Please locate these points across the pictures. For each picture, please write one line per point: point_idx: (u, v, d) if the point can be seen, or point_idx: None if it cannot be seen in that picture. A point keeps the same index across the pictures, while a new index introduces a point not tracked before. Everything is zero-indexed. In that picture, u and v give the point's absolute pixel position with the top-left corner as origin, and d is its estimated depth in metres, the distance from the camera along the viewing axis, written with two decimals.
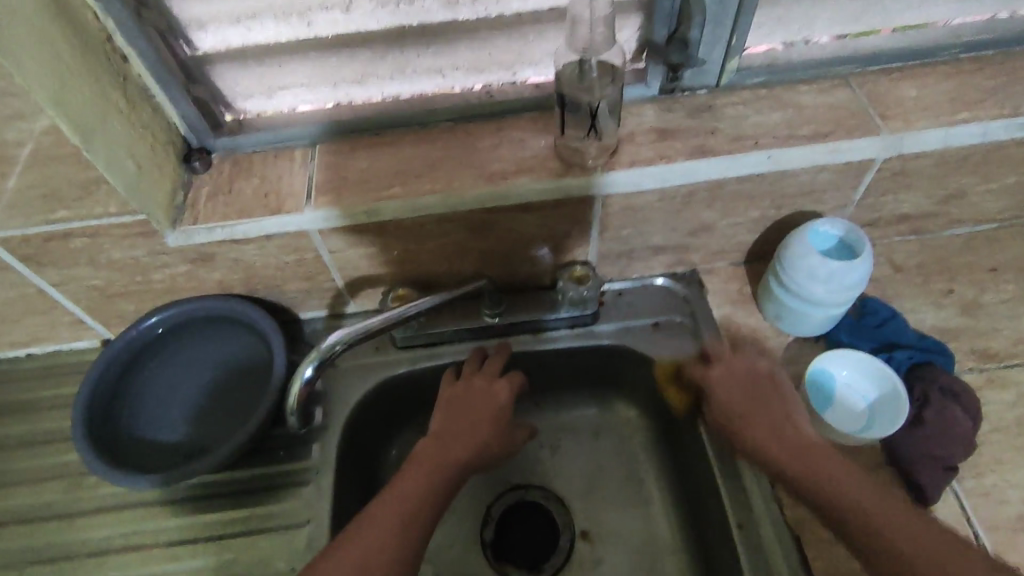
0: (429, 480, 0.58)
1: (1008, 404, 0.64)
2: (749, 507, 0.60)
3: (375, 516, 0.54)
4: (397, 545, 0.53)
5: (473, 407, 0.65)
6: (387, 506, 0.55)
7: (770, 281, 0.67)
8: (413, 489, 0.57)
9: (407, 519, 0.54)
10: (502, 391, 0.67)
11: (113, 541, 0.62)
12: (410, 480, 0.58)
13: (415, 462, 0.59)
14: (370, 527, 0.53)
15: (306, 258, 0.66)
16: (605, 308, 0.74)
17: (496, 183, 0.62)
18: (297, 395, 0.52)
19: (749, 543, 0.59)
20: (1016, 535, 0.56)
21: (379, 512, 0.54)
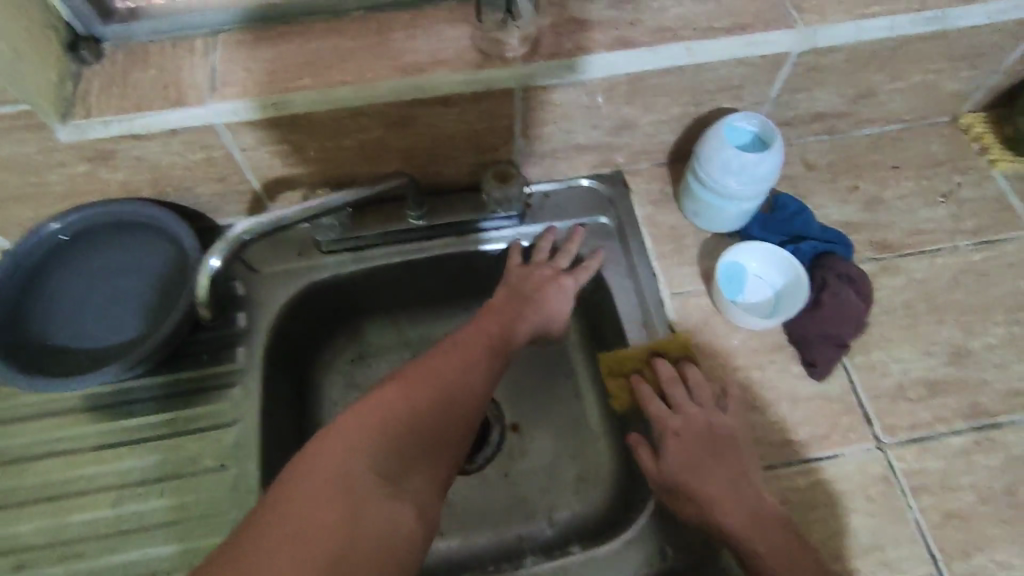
0: (510, 325, 0.65)
1: (897, 289, 0.69)
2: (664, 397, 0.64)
3: (462, 343, 0.60)
4: (479, 371, 0.59)
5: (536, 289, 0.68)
6: (470, 338, 0.61)
7: (688, 177, 0.69)
8: (495, 328, 0.64)
9: (494, 350, 0.61)
10: (569, 283, 0.69)
11: (31, 449, 0.61)
12: (491, 321, 0.64)
13: (493, 311, 0.66)
14: (398, 385, 0.54)
15: (216, 156, 0.63)
16: (532, 210, 0.74)
17: (413, 75, 0.60)
18: (208, 283, 0.54)
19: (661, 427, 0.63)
20: (894, 401, 0.62)
21: (465, 344, 0.60)
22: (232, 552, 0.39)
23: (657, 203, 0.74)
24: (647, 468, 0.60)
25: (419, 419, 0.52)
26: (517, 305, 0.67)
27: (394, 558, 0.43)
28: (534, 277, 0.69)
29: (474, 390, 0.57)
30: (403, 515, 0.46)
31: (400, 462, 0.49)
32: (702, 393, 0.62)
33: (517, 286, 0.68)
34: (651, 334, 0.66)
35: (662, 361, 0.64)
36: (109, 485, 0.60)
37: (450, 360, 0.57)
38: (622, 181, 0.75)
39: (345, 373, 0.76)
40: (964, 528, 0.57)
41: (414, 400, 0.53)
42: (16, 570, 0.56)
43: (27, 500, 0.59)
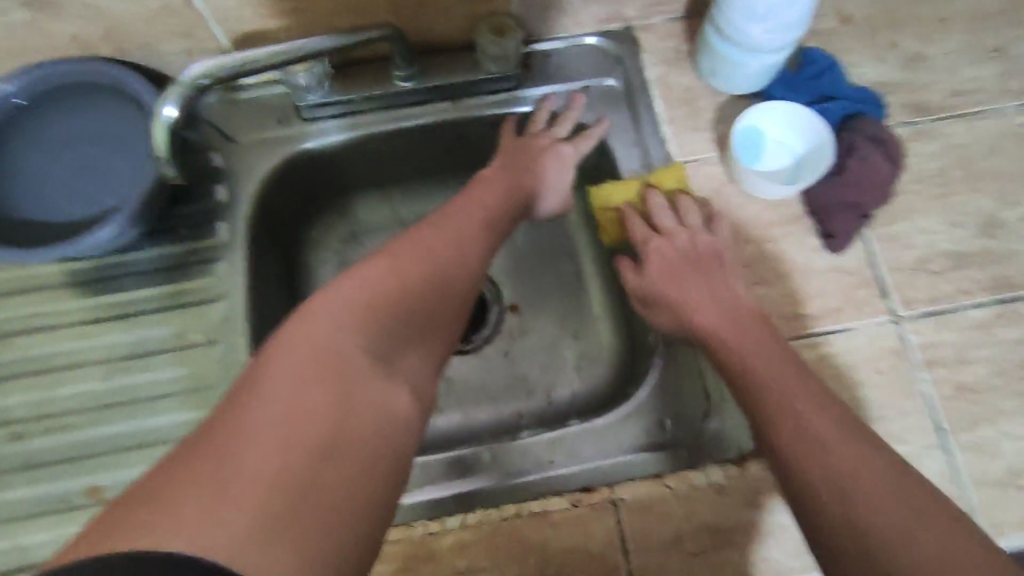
0: (506, 193, 0.60)
1: (930, 155, 0.63)
2: None
3: (453, 216, 0.55)
4: (472, 245, 0.54)
5: (534, 157, 0.63)
6: (460, 210, 0.56)
7: (707, 29, 0.61)
8: (489, 201, 0.58)
9: (487, 222, 0.56)
10: (567, 152, 0.64)
11: (13, 324, 0.59)
12: (487, 193, 0.59)
13: (486, 182, 0.60)
14: (390, 258, 0.48)
15: (175, 4, 0.55)
16: (532, 71, 0.67)
17: None
18: (166, 137, 0.49)
19: None
20: (916, 275, 0.59)
21: (457, 217, 0.55)
22: (202, 442, 0.34)
23: (671, 63, 0.67)
24: (625, 279, 0.61)
25: (410, 294, 0.47)
26: (512, 177, 0.61)
27: (387, 439, 0.40)
28: (531, 145, 0.63)
29: (468, 266, 0.52)
30: (396, 399, 0.42)
31: (392, 344, 0.44)
32: (694, 216, 0.59)
33: (512, 158, 0.63)
34: (665, 228, 0.60)
35: (670, 258, 0.59)
36: (97, 360, 0.58)
37: (440, 234, 0.52)
38: (632, 39, 0.68)
39: (336, 252, 0.73)
40: (976, 401, 0.55)
41: (404, 274, 0.47)
42: (13, 440, 0.57)
43: (16, 374, 0.58)
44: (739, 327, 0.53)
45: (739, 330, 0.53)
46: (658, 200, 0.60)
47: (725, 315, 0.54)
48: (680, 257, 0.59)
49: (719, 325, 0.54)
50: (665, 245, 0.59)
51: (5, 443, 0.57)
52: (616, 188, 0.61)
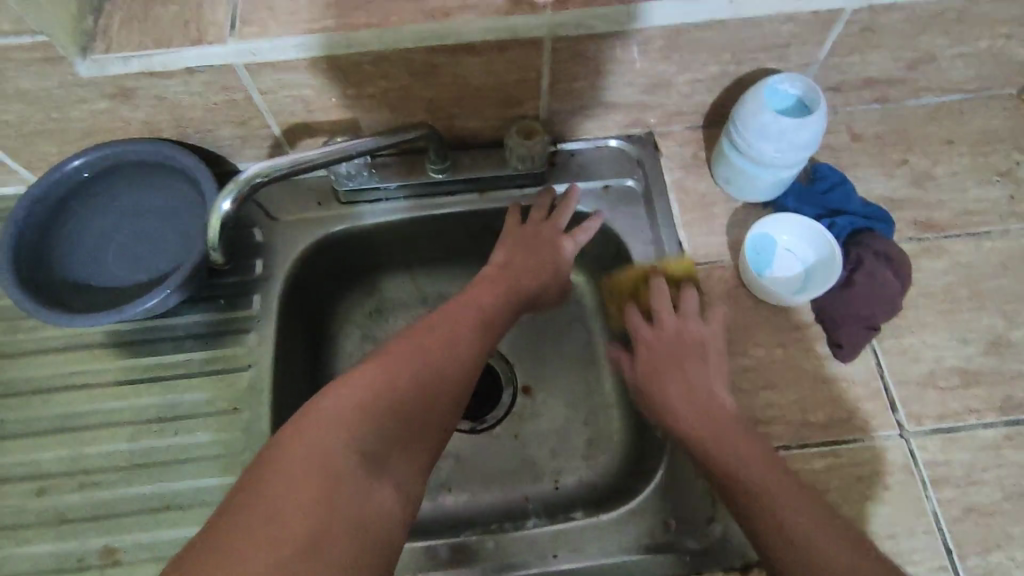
0: (505, 292, 0.63)
1: (938, 272, 0.65)
2: None
3: (449, 317, 0.58)
4: (466, 345, 0.57)
5: (535, 249, 0.66)
6: (458, 312, 0.59)
7: (723, 143, 0.65)
8: (487, 300, 0.62)
9: (483, 323, 0.59)
10: (566, 245, 0.67)
11: (54, 380, 0.63)
12: (484, 292, 0.62)
13: (485, 281, 0.64)
14: (382, 362, 0.51)
15: (236, 98, 0.61)
16: (557, 168, 0.72)
17: (440, 21, 0.57)
18: (219, 225, 0.55)
19: None
20: (923, 390, 0.60)
21: (452, 319, 0.58)
22: (196, 557, 0.37)
23: (688, 169, 0.71)
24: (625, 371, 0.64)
25: (400, 398, 0.49)
26: (513, 276, 0.65)
27: (374, 546, 0.42)
28: (533, 236, 0.67)
29: (460, 367, 0.55)
30: (386, 503, 0.44)
31: (383, 447, 0.46)
32: (689, 308, 0.61)
33: (514, 253, 0.66)
34: (660, 321, 0.61)
35: (657, 348, 0.61)
36: (128, 421, 0.61)
37: (434, 336, 0.55)
38: (652, 144, 0.72)
39: (360, 325, 0.76)
40: (985, 524, 0.55)
41: (394, 379, 0.50)
42: (38, 495, 0.59)
43: (49, 429, 0.61)
44: (686, 351, 0.59)
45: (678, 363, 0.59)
46: (657, 287, 0.62)
47: (672, 350, 0.60)
48: (668, 348, 0.60)
49: (660, 360, 0.60)
50: (654, 339, 0.61)
51: (29, 498, 0.59)
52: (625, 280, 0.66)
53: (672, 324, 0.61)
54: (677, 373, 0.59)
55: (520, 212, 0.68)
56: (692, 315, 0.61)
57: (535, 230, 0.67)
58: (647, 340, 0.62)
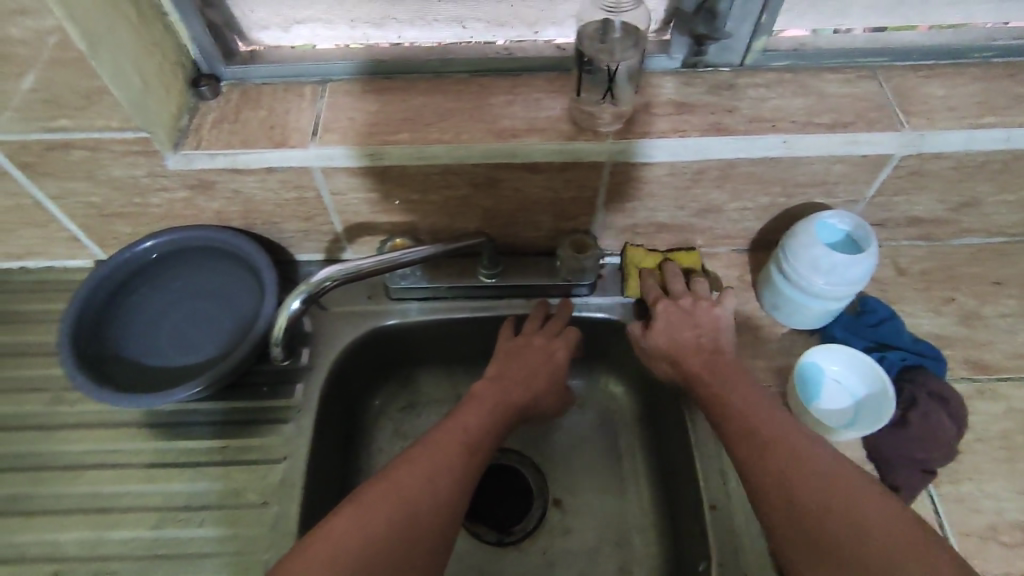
0: (492, 411, 0.61)
1: (993, 416, 0.63)
2: (733, 534, 0.58)
3: (437, 442, 0.56)
4: (450, 473, 0.54)
5: (528, 360, 0.66)
6: (447, 434, 0.57)
7: (771, 270, 0.67)
8: (475, 422, 0.59)
9: (470, 447, 0.57)
10: (560, 349, 0.68)
11: (89, 457, 0.62)
12: (473, 412, 0.60)
13: (475, 399, 0.62)
14: (362, 502, 0.49)
15: (307, 196, 0.65)
16: (604, 281, 0.73)
17: (507, 140, 0.60)
18: (286, 322, 0.58)
19: (721, 542, 0.58)
20: (985, 543, 0.57)
21: (436, 445, 0.55)
22: None
23: (734, 291, 0.72)
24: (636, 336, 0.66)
25: (376, 543, 0.47)
26: (502, 391, 0.64)
27: None
28: (525, 347, 0.67)
29: (445, 495, 0.52)
30: None
31: None
32: (700, 289, 0.67)
33: (506, 368, 0.66)
34: (676, 293, 0.67)
35: (675, 320, 0.64)
36: (155, 506, 0.60)
37: (420, 465, 0.53)
38: (699, 263, 0.74)
39: (393, 421, 0.75)
40: None
41: (369, 524, 0.48)
42: None
43: (73, 510, 0.59)
44: (706, 331, 0.63)
45: (698, 338, 0.63)
46: (672, 271, 0.69)
47: (690, 325, 0.64)
48: (682, 318, 0.64)
49: (679, 333, 0.64)
50: (675, 315, 0.65)
51: None
52: (643, 257, 0.72)
53: (689, 301, 0.65)
54: (696, 336, 0.63)
55: (513, 325, 0.70)
56: (705, 296, 0.66)
57: (527, 342, 0.68)
58: (665, 313, 0.65)
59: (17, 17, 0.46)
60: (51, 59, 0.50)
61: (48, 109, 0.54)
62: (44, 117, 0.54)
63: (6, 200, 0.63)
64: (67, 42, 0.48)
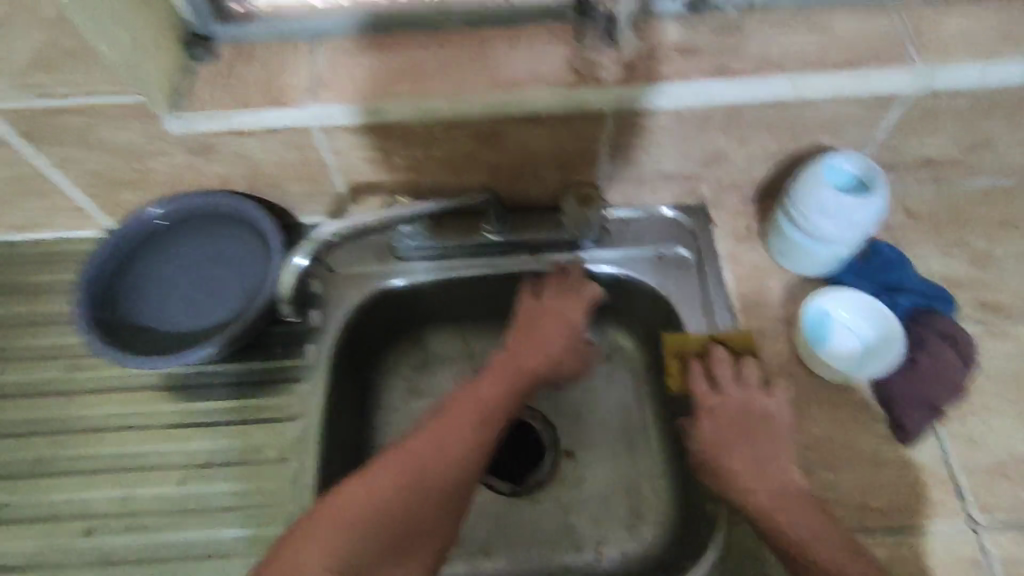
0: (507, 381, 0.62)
1: (1002, 356, 0.63)
2: None
3: (450, 415, 0.58)
4: (462, 449, 0.57)
5: (549, 325, 0.66)
6: (461, 407, 0.59)
7: (779, 216, 0.66)
8: (491, 394, 0.61)
9: (484, 416, 0.59)
10: (581, 312, 0.67)
11: (111, 421, 0.63)
12: (488, 380, 0.62)
13: (491, 369, 0.63)
14: (377, 475, 0.52)
15: (309, 156, 0.64)
16: (609, 234, 0.72)
17: (508, 90, 0.60)
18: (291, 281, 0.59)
19: None
20: (992, 480, 0.57)
21: (447, 416, 0.58)
22: None
23: (740, 240, 0.71)
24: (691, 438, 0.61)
25: (384, 513, 0.51)
26: (519, 358, 0.64)
27: None
28: (547, 312, 0.67)
29: (455, 463, 0.56)
30: None
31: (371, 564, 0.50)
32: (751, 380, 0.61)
33: (530, 333, 0.66)
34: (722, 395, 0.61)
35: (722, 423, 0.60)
36: (177, 465, 0.61)
37: (433, 439, 0.56)
38: (706, 214, 0.73)
39: (405, 379, 0.77)
40: None
41: (381, 493, 0.52)
42: (86, 535, 0.58)
43: (99, 469, 0.61)
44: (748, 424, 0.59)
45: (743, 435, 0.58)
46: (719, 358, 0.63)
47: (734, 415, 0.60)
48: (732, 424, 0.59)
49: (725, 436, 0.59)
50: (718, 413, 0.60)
51: (76, 538, 0.58)
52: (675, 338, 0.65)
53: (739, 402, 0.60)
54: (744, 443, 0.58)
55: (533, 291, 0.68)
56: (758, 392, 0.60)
57: (550, 306, 0.67)
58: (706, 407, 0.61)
59: None
60: None
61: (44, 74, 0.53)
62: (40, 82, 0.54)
63: (11, 170, 0.64)
64: None
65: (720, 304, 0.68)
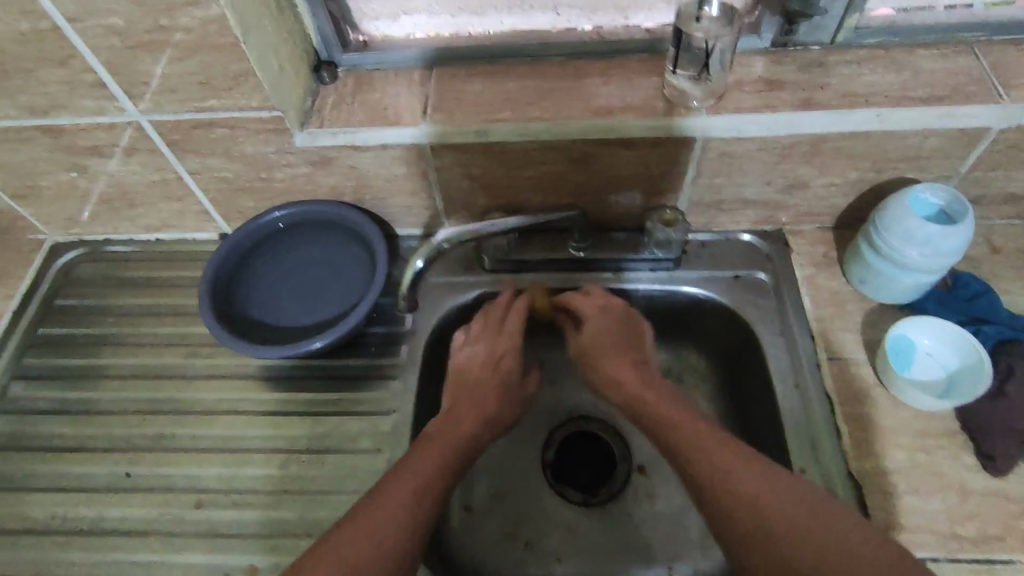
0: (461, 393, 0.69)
1: None
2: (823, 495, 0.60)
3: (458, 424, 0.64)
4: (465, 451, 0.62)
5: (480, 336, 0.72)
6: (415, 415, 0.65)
7: (860, 244, 0.68)
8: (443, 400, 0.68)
9: (422, 489, 0.56)
10: (513, 325, 0.71)
11: (223, 405, 0.69)
12: (428, 451, 0.60)
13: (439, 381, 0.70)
14: (404, 472, 0.57)
15: (414, 172, 0.70)
16: (688, 256, 0.75)
17: (603, 116, 0.64)
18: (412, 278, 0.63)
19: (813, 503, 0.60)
20: None
21: (392, 491, 0.55)
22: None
23: (819, 267, 0.73)
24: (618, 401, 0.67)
25: (413, 502, 0.55)
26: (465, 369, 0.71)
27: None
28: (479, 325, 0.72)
29: (403, 543, 0.52)
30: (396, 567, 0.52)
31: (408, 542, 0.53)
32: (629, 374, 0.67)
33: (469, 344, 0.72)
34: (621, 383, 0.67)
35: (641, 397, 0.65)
36: (279, 449, 0.66)
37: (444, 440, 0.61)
38: (783, 241, 0.75)
39: None
40: None
41: (366, 531, 0.51)
42: (197, 508, 0.64)
43: (210, 448, 0.67)
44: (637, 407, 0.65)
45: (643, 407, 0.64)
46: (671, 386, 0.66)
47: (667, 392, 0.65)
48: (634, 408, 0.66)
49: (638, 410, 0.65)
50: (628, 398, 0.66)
51: (189, 509, 0.64)
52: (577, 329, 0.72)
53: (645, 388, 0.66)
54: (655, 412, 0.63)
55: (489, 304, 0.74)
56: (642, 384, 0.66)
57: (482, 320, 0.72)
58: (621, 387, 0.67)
59: (189, 8, 0.53)
60: (211, 44, 0.56)
61: (201, 91, 0.61)
62: (196, 98, 0.62)
63: (154, 175, 0.72)
64: (226, 29, 0.55)
65: (798, 327, 0.69)
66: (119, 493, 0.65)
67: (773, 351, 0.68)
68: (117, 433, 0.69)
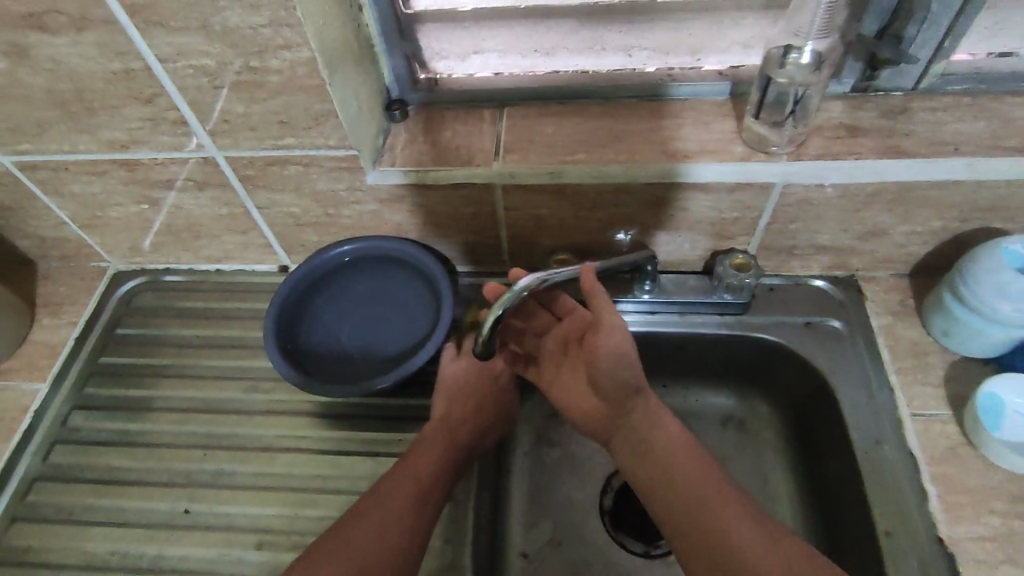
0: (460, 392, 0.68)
1: None
2: (909, 560, 0.57)
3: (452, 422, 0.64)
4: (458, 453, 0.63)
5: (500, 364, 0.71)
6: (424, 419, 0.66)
7: (945, 295, 0.65)
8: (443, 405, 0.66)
9: (420, 496, 0.58)
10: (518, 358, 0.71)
11: (283, 441, 0.69)
12: (422, 458, 0.61)
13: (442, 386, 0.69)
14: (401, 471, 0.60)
15: (483, 211, 0.69)
16: (757, 300, 0.73)
17: (681, 160, 0.63)
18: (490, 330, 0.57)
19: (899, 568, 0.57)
20: None
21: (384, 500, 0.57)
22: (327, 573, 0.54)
23: (896, 316, 0.70)
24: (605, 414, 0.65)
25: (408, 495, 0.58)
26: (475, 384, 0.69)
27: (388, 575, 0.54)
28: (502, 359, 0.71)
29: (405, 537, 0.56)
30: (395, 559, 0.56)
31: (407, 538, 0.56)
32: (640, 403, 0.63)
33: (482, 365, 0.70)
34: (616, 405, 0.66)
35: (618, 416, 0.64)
36: (340, 489, 0.65)
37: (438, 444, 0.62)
38: (857, 287, 0.73)
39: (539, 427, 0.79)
40: None
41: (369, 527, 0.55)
42: (258, 549, 0.62)
43: (270, 486, 0.66)
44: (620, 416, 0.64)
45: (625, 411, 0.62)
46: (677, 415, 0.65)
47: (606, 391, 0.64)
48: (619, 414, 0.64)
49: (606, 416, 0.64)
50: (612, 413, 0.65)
51: (249, 550, 0.62)
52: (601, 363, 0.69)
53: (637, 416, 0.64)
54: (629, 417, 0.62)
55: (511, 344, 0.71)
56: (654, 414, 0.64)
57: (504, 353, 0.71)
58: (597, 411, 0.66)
59: (280, 50, 0.54)
60: (297, 85, 0.57)
61: (280, 129, 0.61)
62: (275, 136, 0.62)
63: (223, 209, 0.72)
64: (314, 70, 0.55)
65: (877, 379, 0.67)
66: (178, 530, 0.64)
67: (851, 404, 0.66)
68: (176, 468, 0.68)
